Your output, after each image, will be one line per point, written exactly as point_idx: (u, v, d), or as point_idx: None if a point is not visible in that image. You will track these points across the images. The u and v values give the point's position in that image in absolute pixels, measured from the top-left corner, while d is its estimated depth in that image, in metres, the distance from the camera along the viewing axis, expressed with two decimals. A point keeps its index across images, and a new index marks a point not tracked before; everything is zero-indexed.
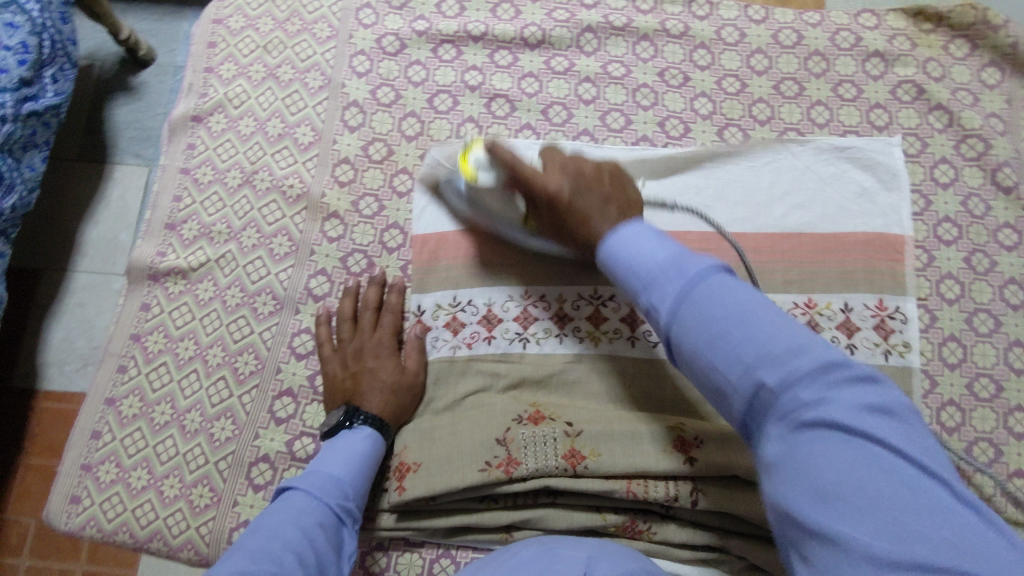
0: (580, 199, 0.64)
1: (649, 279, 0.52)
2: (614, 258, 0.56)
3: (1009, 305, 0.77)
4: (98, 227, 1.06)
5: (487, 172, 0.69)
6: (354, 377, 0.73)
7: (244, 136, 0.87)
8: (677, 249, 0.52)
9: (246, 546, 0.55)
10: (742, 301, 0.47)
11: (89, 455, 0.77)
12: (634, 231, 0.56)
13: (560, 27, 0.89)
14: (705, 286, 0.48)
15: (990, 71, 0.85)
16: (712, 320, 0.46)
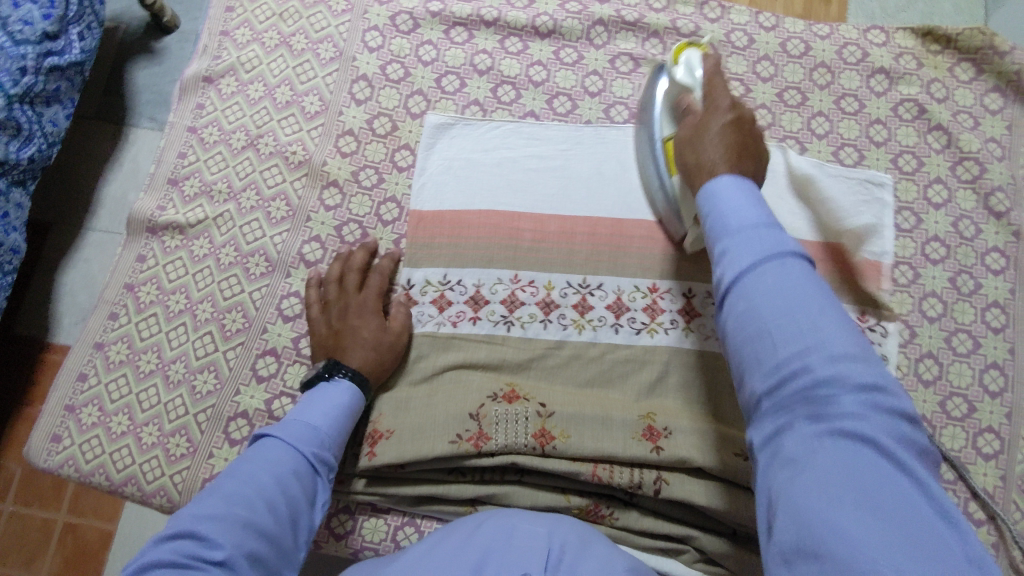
0: (715, 133, 0.63)
1: (741, 229, 0.49)
2: (709, 204, 0.53)
3: (989, 327, 0.78)
4: (113, 185, 1.08)
5: (685, 69, 0.72)
6: (338, 335, 0.74)
7: (252, 101, 0.88)
8: (770, 216, 0.50)
9: (222, 485, 0.57)
10: (814, 288, 0.45)
11: (74, 397, 0.79)
12: (735, 180, 0.53)
13: (572, 18, 0.90)
14: (788, 260, 0.46)
15: (994, 96, 0.86)
16: (775, 293, 0.45)
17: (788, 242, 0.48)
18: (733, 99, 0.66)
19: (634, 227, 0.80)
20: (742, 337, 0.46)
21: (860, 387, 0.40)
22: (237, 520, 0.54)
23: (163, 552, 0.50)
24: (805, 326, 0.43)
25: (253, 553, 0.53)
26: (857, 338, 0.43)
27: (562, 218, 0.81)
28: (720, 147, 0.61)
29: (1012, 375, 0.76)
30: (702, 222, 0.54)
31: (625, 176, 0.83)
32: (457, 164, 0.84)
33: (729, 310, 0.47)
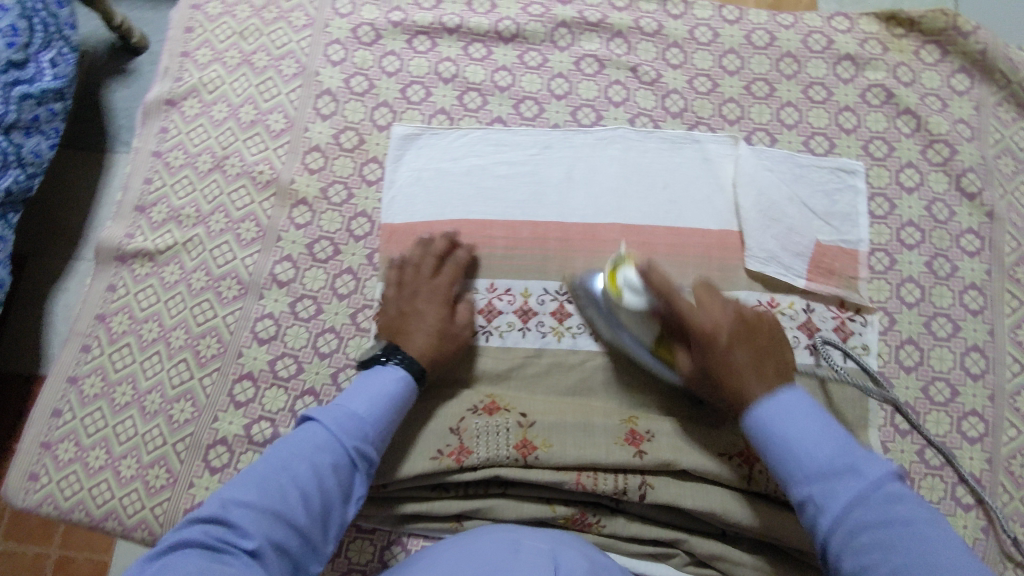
0: (738, 348, 0.64)
1: (815, 477, 0.56)
2: (767, 435, 0.60)
3: (968, 310, 0.77)
4: (94, 217, 1.07)
5: (635, 294, 0.69)
6: (405, 320, 0.73)
7: (216, 122, 0.87)
8: (842, 441, 0.57)
9: (261, 471, 0.59)
10: (908, 510, 0.52)
11: (50, 433, 0.78)
12: (788, 399, 0.60)
13: (535, 21, 0.89)
14: (874, 500, 0.53)
15: (961, 77, 0.86)
16: (880, 531, 0.51)
17: (871, 467, 0.55)
18: (713, 323, 0.65)
19: (606, 231, 0.80)
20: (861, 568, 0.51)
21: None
22: (270, 509, 0.57)
23: (200, 529, 0.54)
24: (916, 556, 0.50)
25: (280, 544, 0.56)
26: (958, 547, 0.51)
27: (535, 225, 0.80)
28: (756, 380, 0.62)
29: (992, 356, 0.76)
30: (766, 454, 0.60)
31: (596, 179, 0.82)
32: (428, 173, 0.83)
33: (837, 562, 0.53)
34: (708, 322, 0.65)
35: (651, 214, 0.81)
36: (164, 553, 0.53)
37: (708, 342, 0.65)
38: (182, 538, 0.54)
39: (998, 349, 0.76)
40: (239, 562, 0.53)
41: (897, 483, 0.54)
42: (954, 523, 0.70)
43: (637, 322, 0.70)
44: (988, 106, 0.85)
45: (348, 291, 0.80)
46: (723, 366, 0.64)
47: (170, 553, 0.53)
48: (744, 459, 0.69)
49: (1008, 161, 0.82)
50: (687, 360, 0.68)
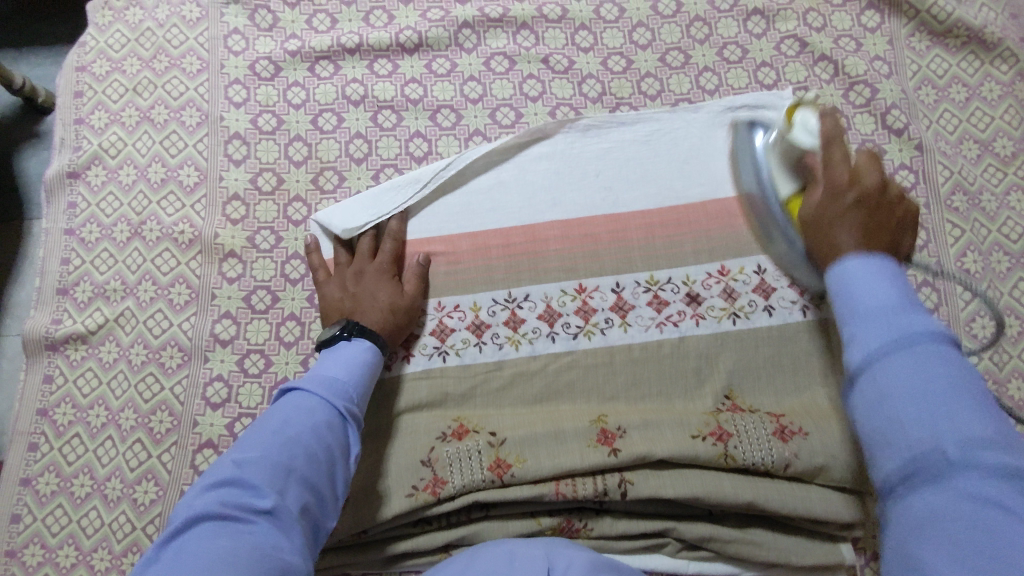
0: (850, 209, 0.59)
1: (863, 316, 0.48)
2: (842, 288, 0.51)
3: (914, 246, 0.77)
4: (25, 289, 1.06)
5: (805, 133, 0.63)
6: (354, 298, 0.72)
7: (126, 187, 0.83)
8: (904, 296, 0.48)
9: (255, 438, 0.56)
10: (953, 373, 0.43)
11: (12, 541, 0.74)
12: (875, 264, 0.51)
13: (436, 27, 0.87)
14: (910, 346, 0.44)
15: (870, 13, 0.86)
16: (904, 382, 0.43)
17: (915, 318, 0.46)
18: (851, 171, 0.61)
19: (547, 229, 0.78)
20: (872, 415, 0.44)
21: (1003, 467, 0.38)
22: (276, 468, 0.53)
23: (208, 502, 0.50)
24: (933, 417, 0.42)
25: (296, 502, 0.53)
26: (993, 420, 0.41)
27: (473, 235, 0.79)
28: (849, 229, 0.58)
29: (943, 288, 0.76)
30: (835, 303, 0.52)
31: (527, 179, 0.80)
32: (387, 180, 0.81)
33: (858, 401, 0.46)
34: (842, 176, 0.61)
35: (588, 204, 0.79)
36: (174, 537, 0.49)
37: (831, 194, 0.61)
38: (190, 518, 0.50)
39: (947, 280, 0.76)
40: (258, 526, 0.50)
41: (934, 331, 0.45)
42: None
43: (783, 165, 0.67)
44: (901, 38, 0.85)
45: (294, 339, 0.78)
46: (819, 223, 0.61)
47: (181, 535, 0.49)
48: (719, 436, 0.68)
49: (927, 91, 0.83)
50: (810, 200, 0.63)
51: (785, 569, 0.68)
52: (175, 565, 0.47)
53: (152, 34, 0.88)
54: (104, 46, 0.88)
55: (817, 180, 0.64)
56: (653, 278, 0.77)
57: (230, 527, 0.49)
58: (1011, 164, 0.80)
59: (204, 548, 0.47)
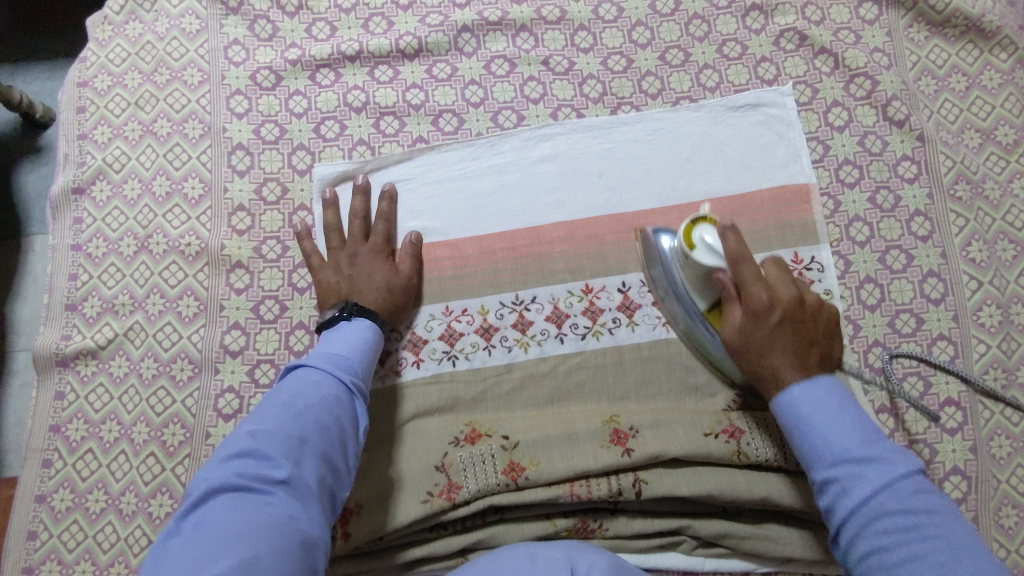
0: (776, 355, 0.62)
1: (834, 461, 0.55)
2: (796, 418, 0.59)
3: (918, 237, 0.78)
4: (28, 303, 1.06)
5: (706, 251, 0.67)
6: (350, 280, 0.73)
7: (131, 201, 0.84)
8: (865, 426, 0.56)
9: (266, 412, 0.57)
10: (929, 499, 0.52)
11: (29, 557, 0.74)
12: (820, 385, 0.59)
13: (435, 32, 0.87)
14: (897, 488, 0.52)
15: (868, 6, 0.86)
16: (899, 526, 0.51)
17: (887, 453, 0.54)
18: (769, 293, 0.64)
19: (551, 231, 0.79)
20: (868, 547, 0.52)
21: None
22: (289, 441, 0.54)
23: (226, 474, 0.51)
24: (944, 557, 0.49)
25: (311, 472, 0.54)
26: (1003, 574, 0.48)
27: (478, 238, 0.79)
28: (784, 352, 0.62)
29: (949, 278, 0.76)
30: (795, 435, 0.60)
31: (530, 183, 0.81)
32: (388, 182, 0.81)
33: (855, 547, 0.53)
34: (758, 294, 0.64)
35: (592, 204, 0.79)
36: (194, 509, 0.49)
37: (750, 321, 0.64)
38: (210, 488, 0.50)
39: (953, 270, 0.76)
40: (276, 496, 0.50)
41: (916, 474, 0.53)
42: (942, 449, 0.71)
43: (694, 281, 0.70)
44: (900, 30, 0.85)
45: (303, 348, 0.78)
46: (754, 349, 0.64)
47: (202, 505, 0.50)
48: (731, 434, 0.69)
49: (927, 81, 0.83)
50: (733, 323, 0.66)
51: (801, 563, 0.68)
52: (196, 534, 0.47)
53: (152, 48, 0.89)
54: (105, 61, 0.88)
55: (734, 298, 0.67)
56: None
57: (248, 496, 0.50)
58: (1013, 152, 0.80)
59: (226, 518, 0.48)
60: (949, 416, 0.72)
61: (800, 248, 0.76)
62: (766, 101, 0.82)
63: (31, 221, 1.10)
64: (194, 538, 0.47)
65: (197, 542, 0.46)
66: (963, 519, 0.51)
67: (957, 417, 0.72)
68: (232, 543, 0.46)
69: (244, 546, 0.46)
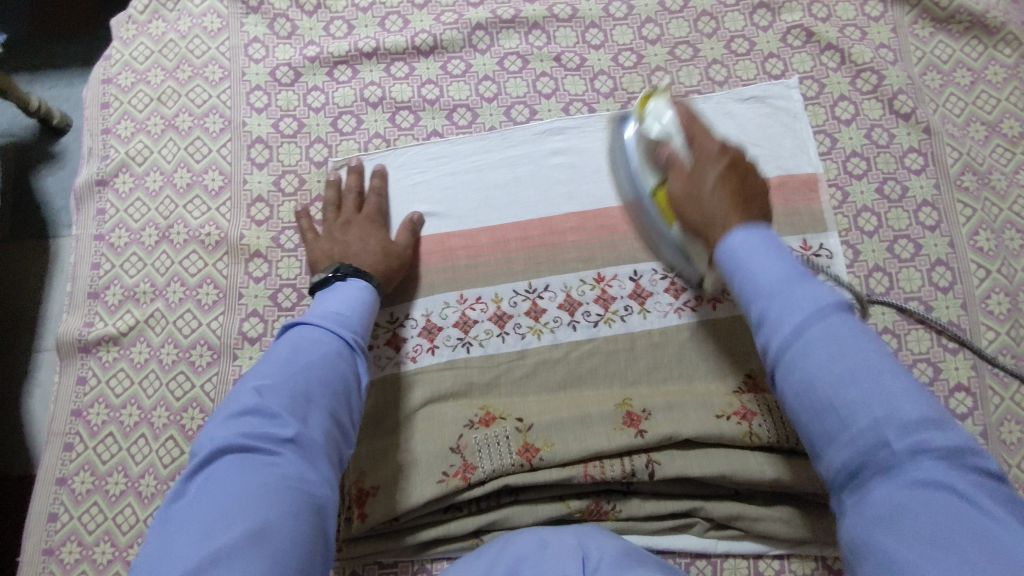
0: (712, 192, 0.62)
1: (773, 293, 0.52)
2: (733, 263, 0.56)
3: (926, 227, 0.79)
4: (53, 302, 1.08)
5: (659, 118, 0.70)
6: (342, 246, 0.75)
7: (153, 193, 0.86)
8: (800, 270, 0.54)
9: (267, 369, 0.58)
10: (863, 338, 0.49)
11: (49, 539, 0.75)
12: (756, 233, 0.57)
13: (450, 30, 0.89)
14: (831, 322, 0.49)
15: (873, 3, 0.88)
16: (833, 364, 0.48)
17: (820, 293, 0.51)
18: (723, 143, 0.65)
19: (563, 221, 0.80)
20: (798, 387, 0.49)
21: (941, 449, 0.43)
22: (294, 400, 0.55)
23: (233, 433, 0.52)
24: (872, 392, 0.46)
25: (317, 427, 0.55)
26: (930, 405, 0.45)
27: (491, 228, 0.80)
28: (722, 198, 0.61)
29: (957, 267, 0.77)
30: (731, 279, 0.57)
31: (542, 174, 0.82)
32: (398, 173, 0.83)
33: (782, 378, 0.50)
34: (712, 144, 0.65)
35: (603, 196, 0.81)
36: (204, 470, 0.51)
37: (700, 166, 0.64)
38: (218, 449, 0.51)
39: (961, 259, 0.77)
40: (285, 452, 0.52)
41: (852, 316, 0.51)
42: None
43: (648, 158, 0.72)
44: (905, 26, 0.87)
45: None
46: (700, 188, 0.63)
47: (211, 466, 0.51)
48: (743, 416, 0.70)
49: (932, 76, 0.85)
50: (679, 179, 0.66)
51: (814, 545, 0.69)
52: (207, 496, 0.48)
53: (175, 45, 0.91)
54: (129, 58, 0.91)
55: (680, 165, 0.67)
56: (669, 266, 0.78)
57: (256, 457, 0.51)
58: (1019, 144, 0.82)
59: (238, 478, 0.49)
60: (959, 401, 0.73)
61: (808, 236, 0.78)
62: (772, 93, 0.84)
63: (58, 223, 1.12)
64: (204, 500, 0.48)
65: (209, 500, 0.48)
66: (895, 357, 0.48)
67: (966, 402, 0.73)
68: (244, 504, 0.47)
69: (255, 510, 0.47)
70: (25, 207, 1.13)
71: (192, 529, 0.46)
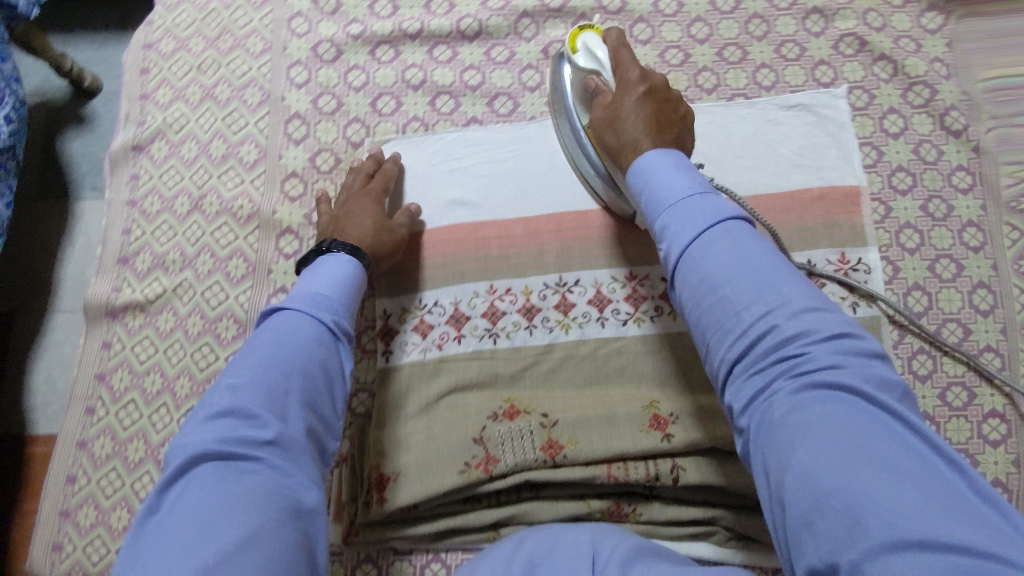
0: (641, 102, 0.66)
1: (672, 208, 0.56)
2: (643, 180, 0.59)
3: (970, 248, 0.77)
4: (71, 264, 1.08)
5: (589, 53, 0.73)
6: (339, 222, 0.74)
7: (188, 161, 0.85)
8: (701, 184, 0.57)
9: (246, 362, 0.56)
10: (755, 243, 0.52)
11: (67, 501, 0.75)
12: (671, 154, 0.60)
13: (496, 16, 0.88)
14: (717, 233, 0.53)
15: (930, 16, 0.86)
16: (720, 258, 0.51)
17: (717, 204, 0.55)
18: (642, 71, 0.68)
19: (598, 217, 0.79)
20: (690, 285, 0.52)
21: (822, 337, 0.46)
22: (274, 397, 0.53)
23: (212, 437, 0.50)
24: (755, 284, 0.49)
25: (298, 423, 0.54)
26: (810, 296, 0.49)
27: (526, 220, 0.79)
28: (641, 121, 0.65)
29: (1000, 291, 0.76)
30: (641, 197, 0.60)
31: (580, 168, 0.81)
32: (435, 158, 0.82)
33: (683, 283, 0.53)
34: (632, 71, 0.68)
35: None
36: (181, 476, 0.48)
37: (625, 88, 0.68)
38: (195, 454, 0.49)
39: (1004, 283, 0.76)
40: (266, 454, 0.50)
41: (743, 221, 0.54)
42: (984, 461, 0.71)
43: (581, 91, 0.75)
44: (961, 41, 0.85)
45: None
46: (625, 108, 0.66)
47: (189, 472, 0.49)
48: None
49: (987, 94, 0.83)
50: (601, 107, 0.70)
51: None
52: (183, 504, 0.46)
53: (218, 15, 0.90)
54: (171, 25, 0.91)
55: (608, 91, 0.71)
56: None
57: (234, 461, 0.49)
58: None
59: (217, 486, 0.47)
60: (993, 427, 0.72)
61: (848, 250, 0.76)
62: (819, 102, 0.82)
63: (82, 187, 1.12)
64: (182, 511, 0.46)
65: (188, 512, 0.45)
66: (780, 252, 0.53)
67: (1000, 429, 0.72)
68: (226, 510, 0.45)
69: (240, 519, 0.45)
70: (52, 167, 1.13)
71: (170, 544, 0.44)
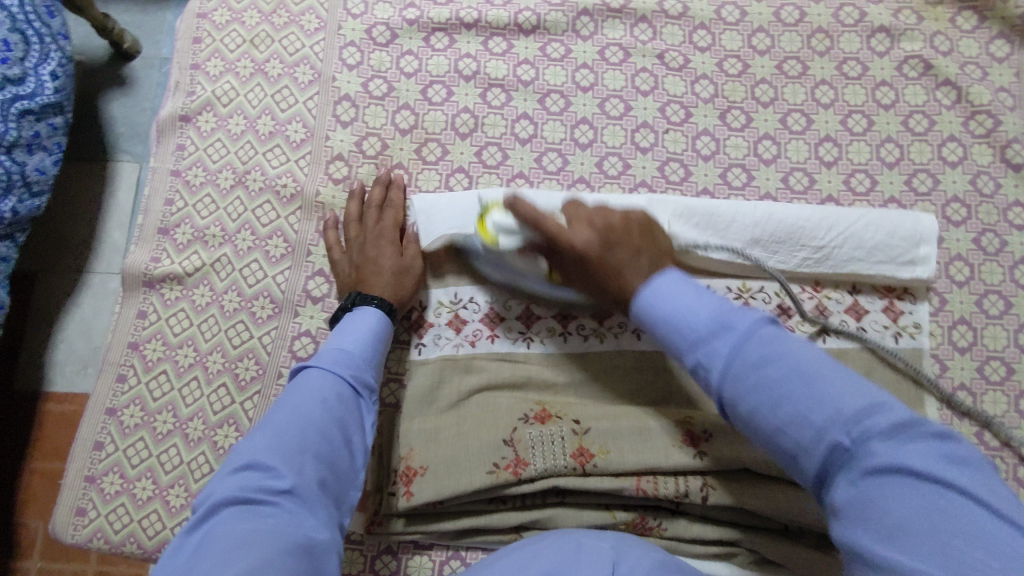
0: (611, 256, 0.61)
1: (695, 339, 0.51)
2: (651, 312, 0.55)
3: (1020, 285, 0.76)
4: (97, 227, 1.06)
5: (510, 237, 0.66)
6: (360, 270, 0.73)
7: (234, 136, 0.85)
8: (720, 303, 0.52)
9: (269, 420, 0.55)
10: (795, 344, 0.48)
11: (93, 466, 0.76)
12: (661, 279, 0.55)
13: (555, 11, 0.86)
14: (757, 345, 0.48)
15: (999, 43, 0.83)
16: (765, 375, 0.47)
17: (741, 316, 0.50)
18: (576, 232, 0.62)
19: None
20: (749, 401, 0.47)
21: (888, 431, 0.41)
22: (289, 450, 0.53)
23: (229, 486, 0.49)
24: (807, 392, 0.45)
25: (312, 476, 0.52)
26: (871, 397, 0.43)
27: None
28: (633, 273, 0.60)
29: None
30: (655, 330, 0.55)
31: None
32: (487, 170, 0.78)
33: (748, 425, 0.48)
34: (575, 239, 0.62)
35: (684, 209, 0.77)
36: (198, 523, 0.48)
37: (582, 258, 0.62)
38: (212, 502, 0.48)
39: None
40: (279, 504, 0.49)
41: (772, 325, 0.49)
42: None
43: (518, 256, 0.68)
44: None
45: None
46: (608, 270, 0.61)
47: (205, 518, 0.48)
48: None
49: None
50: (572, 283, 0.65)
51: None
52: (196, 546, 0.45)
53: None
54: None
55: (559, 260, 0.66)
56: (746, 286, 0.75)
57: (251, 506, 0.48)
58: None
59: (229, 527, 0.46)
60: None
61: None
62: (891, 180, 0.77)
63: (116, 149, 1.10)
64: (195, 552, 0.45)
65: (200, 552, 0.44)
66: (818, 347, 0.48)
67: None
68: (240, 537, 0.45)
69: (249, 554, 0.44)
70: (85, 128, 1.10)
71: None
